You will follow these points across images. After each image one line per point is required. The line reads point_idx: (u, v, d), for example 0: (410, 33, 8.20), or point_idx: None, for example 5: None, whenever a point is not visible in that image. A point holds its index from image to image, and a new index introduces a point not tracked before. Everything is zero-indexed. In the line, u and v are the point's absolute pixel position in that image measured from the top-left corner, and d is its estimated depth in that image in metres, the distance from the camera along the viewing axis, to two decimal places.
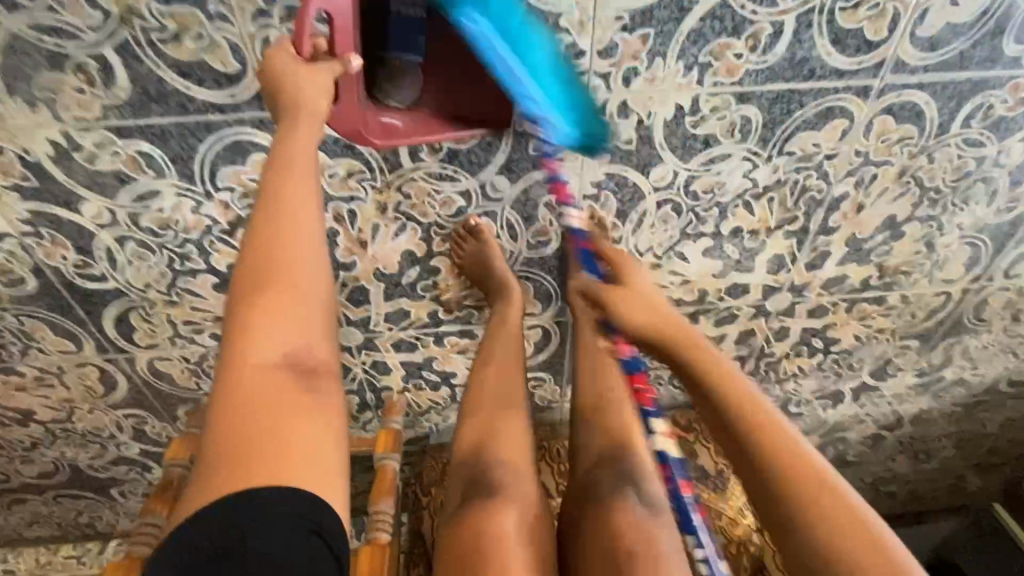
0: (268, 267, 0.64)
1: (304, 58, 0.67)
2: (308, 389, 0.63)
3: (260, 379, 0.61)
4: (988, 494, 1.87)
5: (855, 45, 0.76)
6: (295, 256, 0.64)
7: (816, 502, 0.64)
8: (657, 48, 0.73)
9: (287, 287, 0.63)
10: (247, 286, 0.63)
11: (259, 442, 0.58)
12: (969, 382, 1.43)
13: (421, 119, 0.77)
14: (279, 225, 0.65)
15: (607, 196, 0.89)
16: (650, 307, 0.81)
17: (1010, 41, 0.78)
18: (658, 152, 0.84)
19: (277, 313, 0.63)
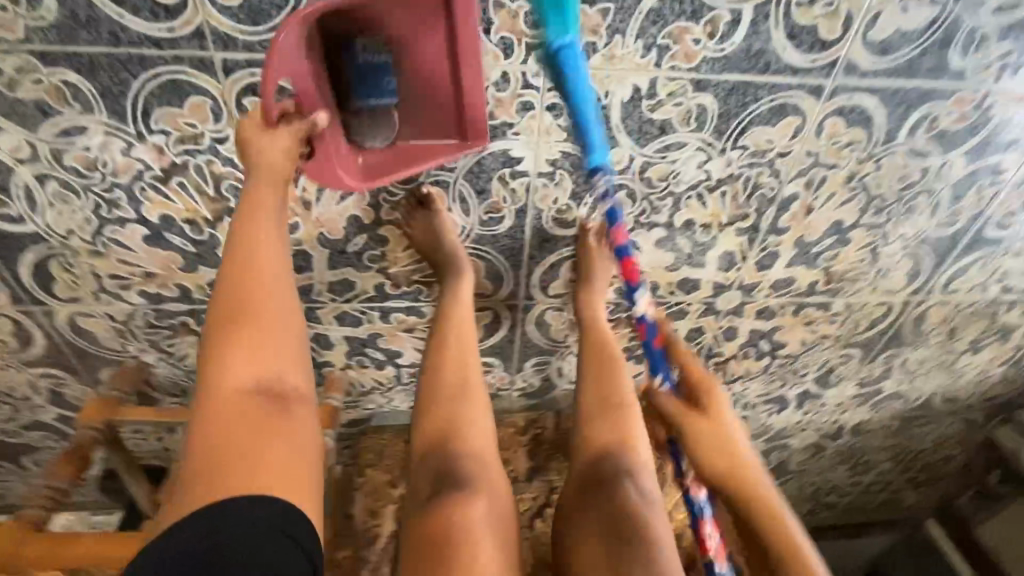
0: (244, 301, 0.67)
1: (273, 123, 0.71)
2: (279, 411, 0.65)
3: (235, 403, 0.63)
4: (920, 510, 1.93)
5: (810, 43, 0.77)
6: (267, 288, 0.69)
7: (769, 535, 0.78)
8: (616, 25, 0.73)
9: (262, 322, 0.67)
10: (223, 318, 0.66)
11: (236, 458, 0.60)
12: (907, 395, 1.47)
13: (394, 157, 0.82)
14: (253, 262, 0.69)
15: (562, 175, 0.87)
16: (725, 451, 0.85)
17: (956, 53, 0.81)
18: (614, 134, 0.83)
19: (250, 339, 0.66)
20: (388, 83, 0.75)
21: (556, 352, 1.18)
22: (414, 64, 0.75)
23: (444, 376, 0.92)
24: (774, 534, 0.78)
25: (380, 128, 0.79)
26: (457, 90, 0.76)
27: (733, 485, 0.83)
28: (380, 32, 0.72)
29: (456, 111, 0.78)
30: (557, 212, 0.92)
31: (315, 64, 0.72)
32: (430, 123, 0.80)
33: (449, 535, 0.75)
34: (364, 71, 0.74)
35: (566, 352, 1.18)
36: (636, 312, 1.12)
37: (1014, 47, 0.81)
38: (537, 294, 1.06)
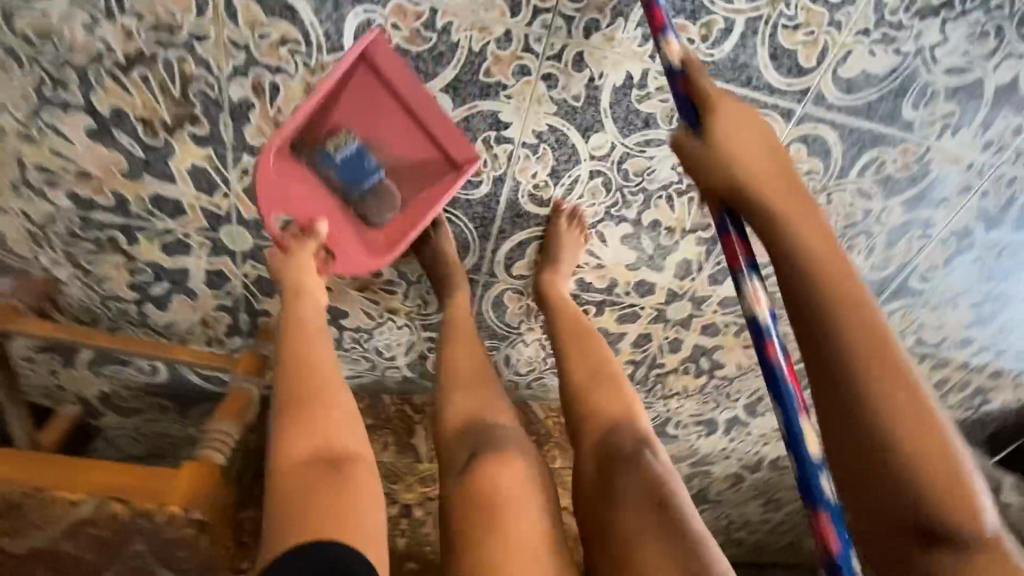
0: (302, 384, 0.73)
1: (286, 247, 0.87)
2: (332, 467, 0.66)
3: (297, 475, 0.65)
4: None
5: (790, 66, 0.83)
6: (314, 361, 0.76)
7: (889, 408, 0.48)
8: (620, 8, 0.76)
9: (326, 402, 0.72)
10: (291, 399, 0.71)
11: (304, 511, 0.61)
12: None
13: (406, 218, 0.92)
14: (301, 346, 0.78)
15: (545, 149, 0.88)
16: (760, 159, 0.61)
17: (908, 105, 0.90)
18: (601, 117, 0.85)
19: (304, 410, 0.70)
20: (365, 163, 0.88)
21: (507, 338, 1.16)
22: (385, 140, 0.88)
23: (457, 367, 0.88)
24: (850, 334, 0.51)
25: (385, 198, 0.91)
26: (425, 134, 0.86)
27: (807, 286, 0.53)
28: (337, 130, 0.86)
29: (431, 143, 0.87)
30: (534, 187, 0.93)
31: (303, 181, 0.88)
32: (421, 170, 0.90)
33: (495, 491, 0.70)
34: (345, 163, 0.88)
35: (516, 340, 1.17)
36: (591, 307, 1.13)
37: (955, 109, 0.91)
38: (499, 272, 1.05)
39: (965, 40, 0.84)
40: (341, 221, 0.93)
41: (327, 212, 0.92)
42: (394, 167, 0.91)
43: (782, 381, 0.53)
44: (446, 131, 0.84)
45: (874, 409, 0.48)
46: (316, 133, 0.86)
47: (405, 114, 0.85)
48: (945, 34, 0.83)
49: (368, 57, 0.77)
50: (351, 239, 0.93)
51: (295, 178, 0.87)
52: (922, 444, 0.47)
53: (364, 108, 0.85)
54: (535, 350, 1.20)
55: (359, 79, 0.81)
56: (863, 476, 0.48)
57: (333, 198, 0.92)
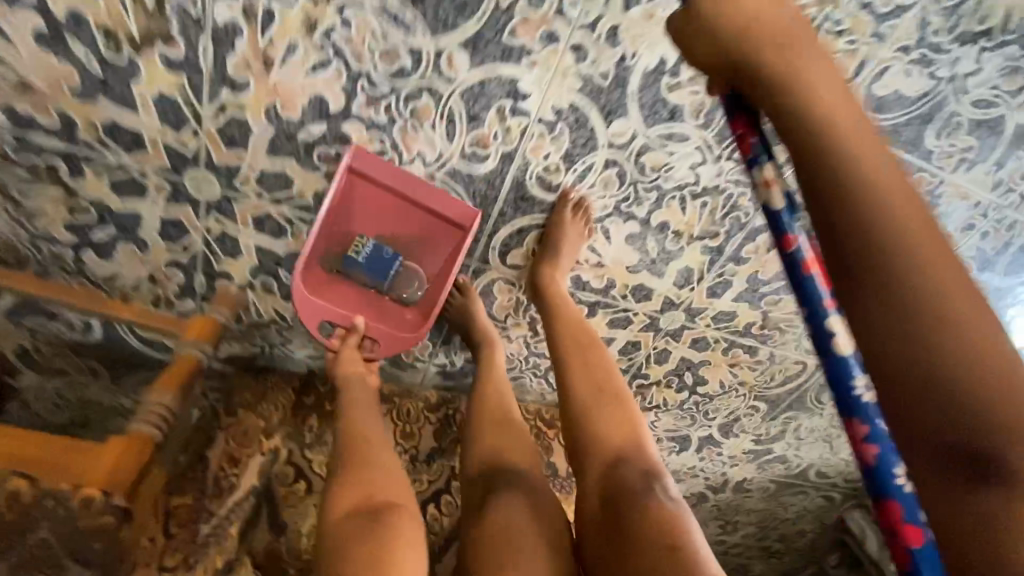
0: (354, 450, 0.78)
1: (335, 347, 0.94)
2: (376, 518, 0.67)
3: (344, 527, 0.67)
4: None
5: None
6: (365, 429, 0.82)
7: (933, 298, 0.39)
8: None
9: (377, 464, 0.76)
10: (344, 460, 0.76)
11: (352, 558, 0.62)
12: (790, 461, 1.55)
13: (434, 286, 0.95)
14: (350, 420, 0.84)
15: (562, 129, 0.81)
16: (768, 27, 0.52)
17: (931, 133, 0.88)
18: (627, 102, 0.79)
19: (355, 471, 0.74)
20: (384, 253, 0.90)
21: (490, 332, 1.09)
22: (397, 235, 0.91)
23: (484, 411, 0.94)
24: (881, 208, 0.42)
25: (410, 275, 0.94)
26: (427, 214, 0.88)
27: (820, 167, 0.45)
28: (354, 236, 0.90)
29: (432, 218, 0.88)
30: (544, 170, 0.85)
31: (336, 283, 0.94)
32: (434, 239, 0.91)
33: (505, 533, 0.73)
34: (368, 261, 0.90)
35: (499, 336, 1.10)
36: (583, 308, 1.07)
37: (974, 143, 0.90)
38: (493, 259, 0.97)
39: (997, 72, 0.82)
40: (377, 308, 0.97)
41: (364, 309, 0.96)
42: (412, 249, 0.93)
43: (804, 267, 0.49)
44: (445, 203, 0.86)
45: (904, 287, 0.39)
46: (334, 244, 0.90)
47: (404, 202, 0.87)
48: (978, 63, 0.81)
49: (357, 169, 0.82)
50: (393, 322, 0.97)
51: (328, 286, 0.93)
52: (992, 373, 0.36)
53: (368, 213, 0.88)
54: (518, 347, 1.12)
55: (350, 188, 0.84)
56: (900, 375, 0.38)
57: (365, 291, 0.96)
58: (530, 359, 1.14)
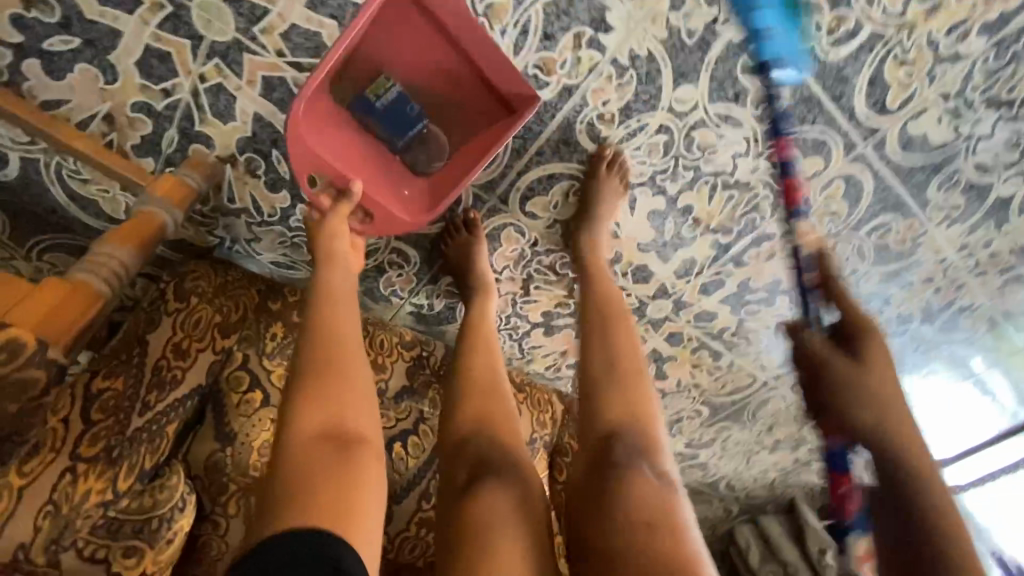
0: (326, 358, 0.67)
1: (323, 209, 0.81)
2: (341, 453, 0.60)
3: (302, 451, 0.59)
4: None
5: (878, 100, 0.83)
6: (345, 337, 0.69)
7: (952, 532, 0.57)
8: None
9: (348, 377, 0.66)
10: (304, 367, 0.66)
11: (304, 484, 0.57)
12: (708, 469, 1.64)
13: (455, 162, 0.84)
14: (322, 316, 0.70)
15: (630, 78, 0.77)
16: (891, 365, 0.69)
17: (934, 184, 0.95)
18: (701, 69, 0.77)
19: (325, 390, 0.64)
20: (410, 109, 0.79)
21: None
22: (432, 88, 0.79)
23: (471, 377, 0.86)
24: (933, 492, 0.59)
25: (432, 142, 0.84)
26: (475, 78, 0.77)
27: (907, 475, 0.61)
28: (380, 73, 0.77)
29: (480, 81, 0.78)
30: (598, 117, 0.81)
31: (338, 128, 0.80)
32: (476, 114, 0.82)
33: (493, 515, 0.69)
34: (388, 111, 0.79)
35: None
36: None
37: (961, 204, 0.98)
38: (512, 202, 0.91)
39: (1004, 142, 0.90)
40: (377, 174, 0.84)
41: (360, 174, 0.82)
42: (439, 112, 0.82)
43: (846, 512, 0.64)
44: (507, 78, 0.75)
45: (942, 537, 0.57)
46: (354, 74, 0.77)
47: (452, 53, 0.75)
48: (993, 130, 0.88)
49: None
50: (391, 200, 0.85)
51: (332, 132, 0.79)
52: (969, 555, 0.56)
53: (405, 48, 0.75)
54: (504, 304, 1.07)
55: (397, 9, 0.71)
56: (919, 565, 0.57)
57: (369, 145, 0.84)
58: (512, 318, 1.09)
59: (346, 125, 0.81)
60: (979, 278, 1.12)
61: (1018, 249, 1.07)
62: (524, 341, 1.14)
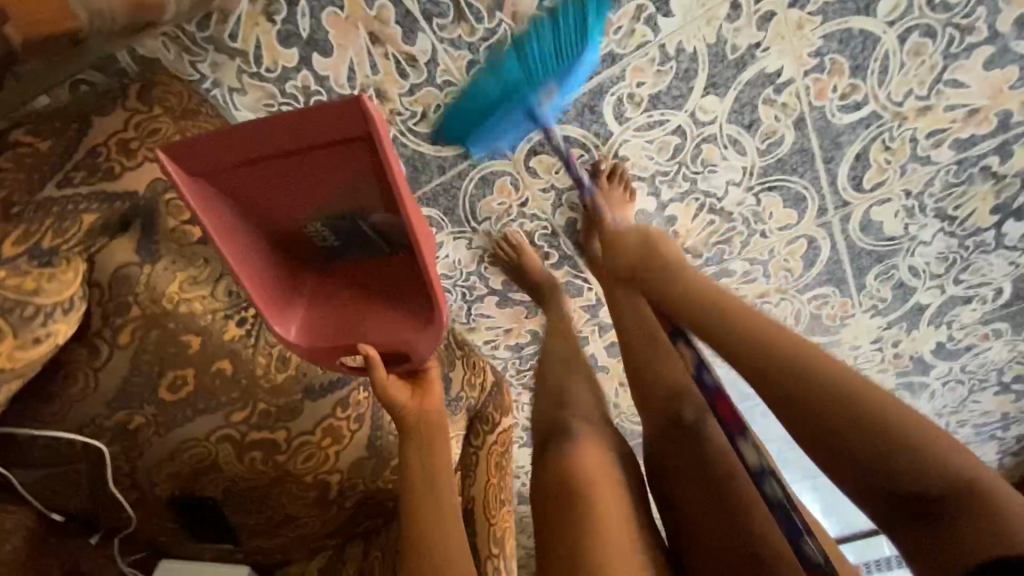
0: (426, 483, 0.68)
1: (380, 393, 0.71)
2: None
3: None
4: None
5: (857, 176, 0.93)
6: (437, 451, 0.70)
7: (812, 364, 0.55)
8: (829, 9, 0.77)
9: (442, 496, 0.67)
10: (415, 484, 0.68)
11: None
12: None
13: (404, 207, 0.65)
14: (427, 445, 0.70)
15: (668, 68, 0.81)
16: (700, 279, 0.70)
17: (872, 272, 1.06)
18: (731, 86, 0.83)
19: (445, 527, 0.65)
20: (344, 226, 0.69)
21: (458, 225, 0.98)
22: (340, 196, 0.67)
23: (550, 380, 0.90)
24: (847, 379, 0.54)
25: (389, 224, 0.68)
26: (330, 160, 0.63)
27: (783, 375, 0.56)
28: (304, 227, 0.70)
29: (329, 148, 0.62)
30: (628, 96, 0.84)
31: (319, 301, 0.73)
32: (370, 170, 0.64)
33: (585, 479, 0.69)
34: (343, 241, 0.71)
35: (464, 234, 0.99)
36: (553, 255, 1.04)
37: (888, 298, 1.11)
38: (518, 151, 0.90)
39: (937, 253, 1.04)
40: (377, 311, 0.72)
41: (362, 333, 0.71)
42: (368, 208, 0.67)
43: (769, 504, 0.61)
44: (342, 119, 0.60)
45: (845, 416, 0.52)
46: (293, 252, 0.72)
47: (299, 171, 0.64)
48: (932, 239, 1.02)
49: (207, 180, 0.63)
50: (403, 323, 0.71)
51: (321, 314, 0.73)
52: (864, 386, 0.53)
53: (271, 200, 0.67)
54: (471, 257, 1.03)
55: (230, 192, 0.65)
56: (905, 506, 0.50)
57: (355, 288, 0.74)
58: (471, 275, 1.06)
59: (330, 297, 0.74)
60: (879, 373, 1.25)
61: (916, 357, 1.21)
62: (472, 305, 1.10)
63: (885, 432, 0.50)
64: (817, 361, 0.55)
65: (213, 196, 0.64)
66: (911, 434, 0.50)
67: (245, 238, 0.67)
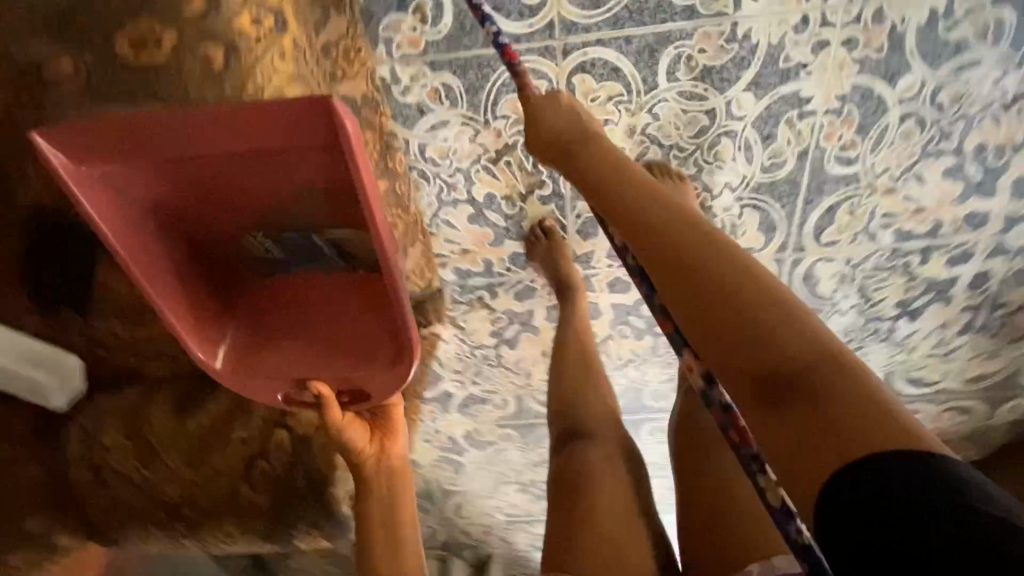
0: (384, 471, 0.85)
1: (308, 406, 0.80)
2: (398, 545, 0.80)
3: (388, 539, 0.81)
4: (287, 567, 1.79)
5: (821, 227, 1.04)
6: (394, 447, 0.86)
7: (715, 253, 0.60)
8: (868, 64, 0.87)
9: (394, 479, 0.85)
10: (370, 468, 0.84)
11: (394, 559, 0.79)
12: (456, 475, 1.55)
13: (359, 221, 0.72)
14: (385, 444, 0.86)
15: (729, 49, 0.86)
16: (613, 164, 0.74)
17: None
18: (769, 93, 0.90)
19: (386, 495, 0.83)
20: (290, 236, 0.75)
21: (472, 111, 0.92)
22: (281, 206, 0.72)
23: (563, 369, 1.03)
24: (747, 273, 0.58)
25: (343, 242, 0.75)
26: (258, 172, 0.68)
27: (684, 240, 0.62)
28: (244, 232, 0.75)
29: (276, 152, 0.65)
30: (687, 56, 0.87)
31: (255, 308, 0.83)
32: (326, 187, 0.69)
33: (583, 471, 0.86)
34: (281, 250, 0.78)
35: (473, 124, 0.93)
36: (546, 187, 1.02)
37: None
38: (567, 61, 0.88)
39: (845, 325, 1.19)
40: (313, 338, 0.82)
41: (306, 362, 0.81)
42: (311, 219, 0.73)
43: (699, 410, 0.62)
44: (274, 121, 0.62)
45: (749, 315, 0.55)
46: (230, 257, 0.79)
47: (242, 174, 0.68)
48: (847, 310, 1.16)
49: (120, 190, 0.67)
50: (350, 361, 0.81)
51: (253, 326, 0.83)
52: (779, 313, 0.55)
53: (199, 204, 0.72)
54: (469, 153, 0.96)
55: (163, 185, 0.69)
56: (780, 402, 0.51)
57: (289, 304, 0.83)
58: (458, 172, 0.98)
59: (267, 305, 0.83)
60: None
61: None
62: (443, 206, 1.02)
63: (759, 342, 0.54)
64: (717, 262, 0.60)
65: (133, 191, 0.68)
66: (805, 344, 0.53)
67: (173, 246, 0.73)
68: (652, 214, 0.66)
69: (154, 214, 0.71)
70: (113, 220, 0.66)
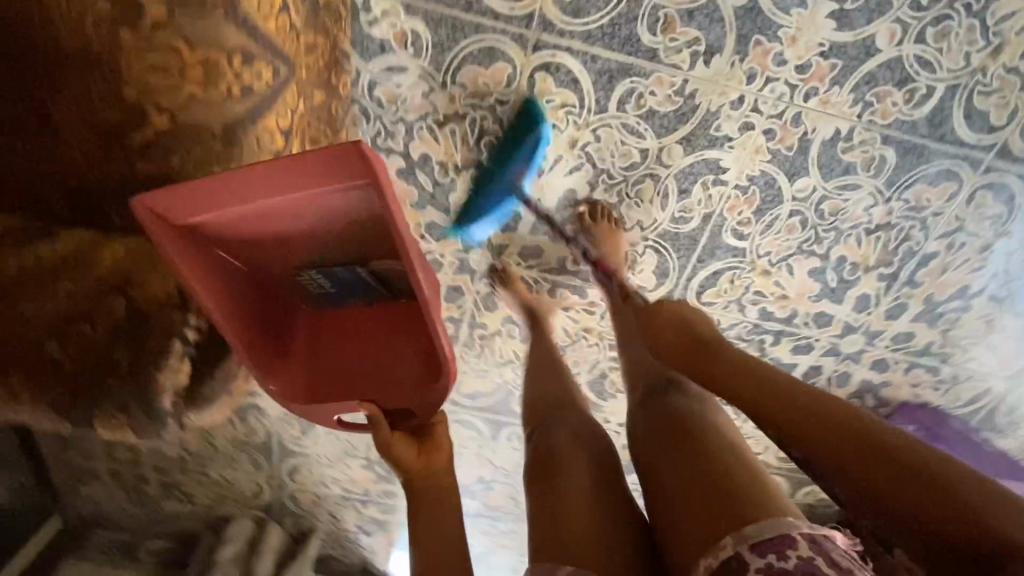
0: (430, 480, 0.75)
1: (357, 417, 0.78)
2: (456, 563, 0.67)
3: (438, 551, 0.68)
4: (78, 488, 1.58)
5: (705, 287, 1.16)
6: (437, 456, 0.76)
7: (774, 400, 0.63)
8: (777, 157, 1.00)
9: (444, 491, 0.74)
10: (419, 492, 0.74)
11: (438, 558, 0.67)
12: (302, 436, 1.46)
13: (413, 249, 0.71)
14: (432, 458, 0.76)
15: (675, 101, 0.95)
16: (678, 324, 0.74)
17: None
18: (696, 152, 1.00)
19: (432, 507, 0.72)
20: (345, 276, 0.79)
21: (433, 67, 0.92)
22: (351, 250, 0.75)
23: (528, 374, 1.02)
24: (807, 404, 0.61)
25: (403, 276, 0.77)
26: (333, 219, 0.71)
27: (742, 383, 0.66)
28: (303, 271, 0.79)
29: (337, 208, 0.68)
30: (638, 93, 0.94)
31: (302, 335, 0.86)
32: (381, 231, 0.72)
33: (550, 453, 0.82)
34: (338, 285, 0.81)
35: (429, 80, 0.94)
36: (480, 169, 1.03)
37: None
38: (535, 56, 0.92)
39: None
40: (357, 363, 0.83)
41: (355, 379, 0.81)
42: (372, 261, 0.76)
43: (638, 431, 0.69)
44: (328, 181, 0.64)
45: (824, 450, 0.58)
46: (294, 292, 0.84)
47: (307, 224, 0.71)
48: None
49: (194, 231, 0.70)
50: (394, 376, 0.81)
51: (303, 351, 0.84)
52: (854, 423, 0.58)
53: (268, 254, 0.77)
54: (416, 106, 0.96)
55: (241, 236, 0.73)
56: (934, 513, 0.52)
57: (343, 333, 0.85)
58: (400, 123, 0.98)
59: (318, 332, 0.86)
60: None
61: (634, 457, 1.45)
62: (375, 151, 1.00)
63: (866, 448, 0.56)
64: (778, 390, 0.63)
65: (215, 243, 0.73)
66: (903, 449, 0.55)
67: (243, 292, 0.77)
68: (696, 365, 0.71)
69: (231, 264, 0.76)
70: (194, 274, 0.69)
